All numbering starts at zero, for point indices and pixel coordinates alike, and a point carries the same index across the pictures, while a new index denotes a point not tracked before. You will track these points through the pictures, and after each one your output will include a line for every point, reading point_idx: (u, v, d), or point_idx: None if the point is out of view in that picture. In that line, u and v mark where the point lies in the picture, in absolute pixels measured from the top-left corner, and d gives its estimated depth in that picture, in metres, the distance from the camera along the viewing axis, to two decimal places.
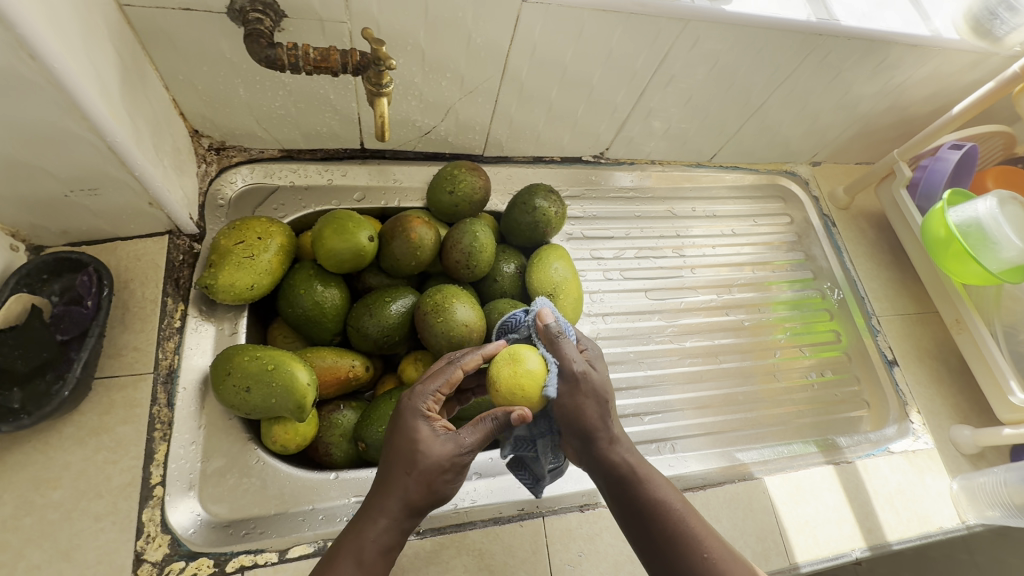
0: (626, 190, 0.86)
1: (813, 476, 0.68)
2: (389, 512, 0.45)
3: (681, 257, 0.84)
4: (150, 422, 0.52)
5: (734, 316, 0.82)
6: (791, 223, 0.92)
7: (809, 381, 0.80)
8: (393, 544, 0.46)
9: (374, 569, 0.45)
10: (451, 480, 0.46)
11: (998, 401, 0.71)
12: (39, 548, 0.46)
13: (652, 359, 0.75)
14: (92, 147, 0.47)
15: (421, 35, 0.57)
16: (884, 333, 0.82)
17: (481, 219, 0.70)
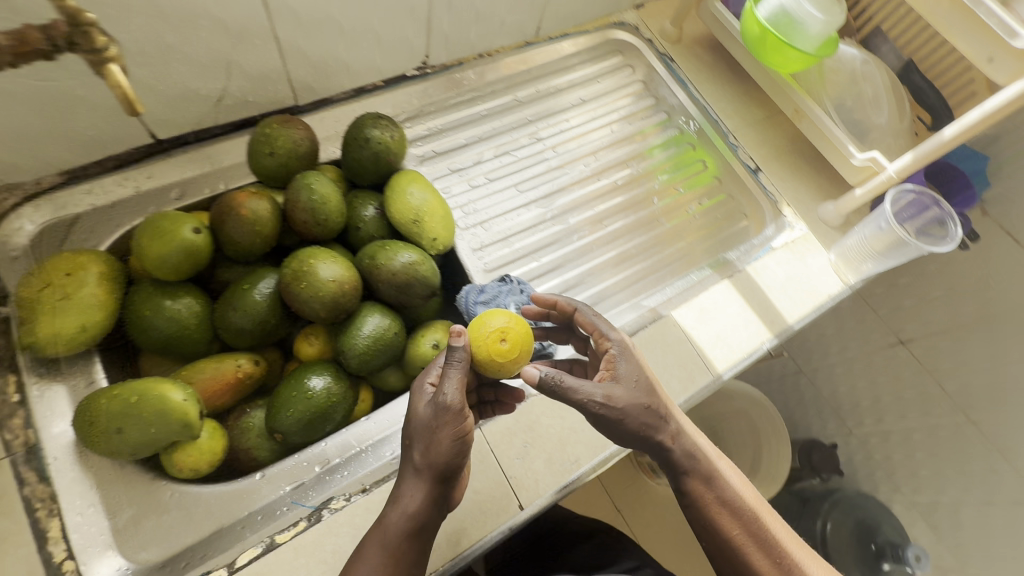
0: (468, 92, 0.82)
1: (713, 294, 0.73)
2: (406, 492, 0.48)
3: (540, 141, 0.83)
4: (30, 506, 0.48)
5: (608, 179, 0.83)
6: (634, 73, 0.92)
7: (690, 214, 0.83)
8: (416, 526, 0.47)
9: (394, 546, 0.47)
10: (448, 451, 0.46)
11: (846, 170, 0.77)
12: None
13: (543, 248, 0.75)
14: None
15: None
16: (742, 146, 0.86)
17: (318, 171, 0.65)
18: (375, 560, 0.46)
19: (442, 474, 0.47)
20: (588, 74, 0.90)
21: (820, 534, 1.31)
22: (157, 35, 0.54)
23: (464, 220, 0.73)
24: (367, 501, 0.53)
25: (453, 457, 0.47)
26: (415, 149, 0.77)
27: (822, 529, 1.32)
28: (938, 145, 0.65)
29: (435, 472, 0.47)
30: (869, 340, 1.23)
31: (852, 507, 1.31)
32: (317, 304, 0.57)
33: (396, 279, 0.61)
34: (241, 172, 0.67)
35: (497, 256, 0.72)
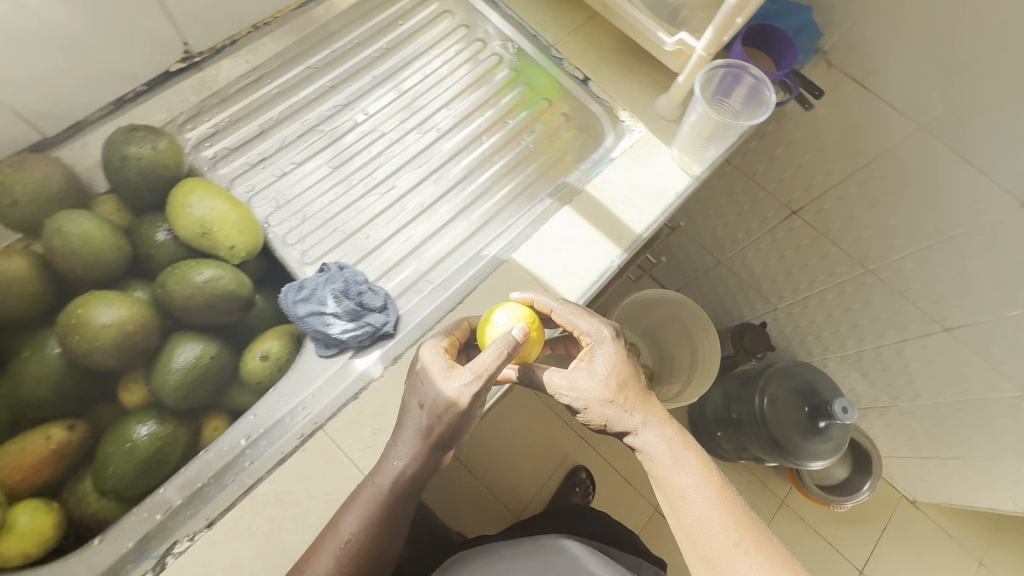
0: (244, 76, 0.74)
1: (553, 226, 0.70)
2: (403, 460, 0.53)
3: (347, 107, 0.76)
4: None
5: (432, 129, 0.77)
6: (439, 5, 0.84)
7: (523, 145, 0.78)
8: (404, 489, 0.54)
9: (368, 500, 0.52)
10: (453, 416, 0.53)
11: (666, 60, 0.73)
12: None
13: (369, 223, 0.70)
14: None
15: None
16: (566, 57, 0.81)
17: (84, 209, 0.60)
18: (348, 515, 0.51)
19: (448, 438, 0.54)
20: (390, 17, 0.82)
21: (759, 412, 1.35)
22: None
23: (275, 215, 0.68)
24: (213, 534, 0.51)
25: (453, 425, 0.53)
26: (205, 153, 0.70)
27: (760, 405, 1.36)
28: (729, 12, 0.60)
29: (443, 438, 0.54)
30: (767, 218, 1.24)
31: (785, 377, 1.36)
32: (113, 343, 0.55)
33: (193, 298, 0.58)
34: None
35: (319, 244, 0.67)
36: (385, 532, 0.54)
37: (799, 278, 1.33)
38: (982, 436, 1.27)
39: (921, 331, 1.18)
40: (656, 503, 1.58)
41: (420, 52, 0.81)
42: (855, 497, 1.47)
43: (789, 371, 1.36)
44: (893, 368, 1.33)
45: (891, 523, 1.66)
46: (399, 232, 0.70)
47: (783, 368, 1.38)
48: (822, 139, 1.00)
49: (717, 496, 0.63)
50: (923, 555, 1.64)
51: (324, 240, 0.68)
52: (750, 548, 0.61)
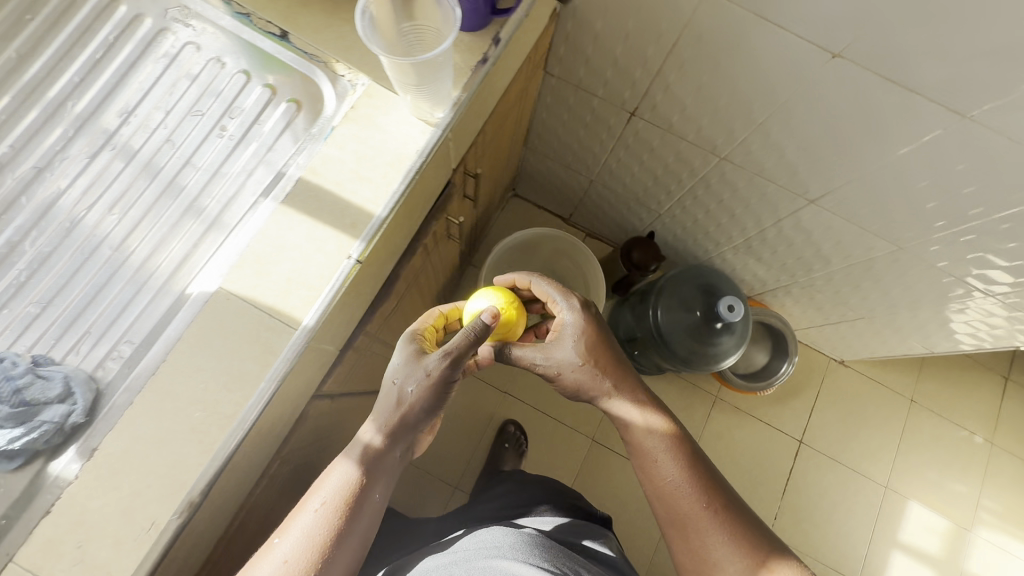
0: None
1: (266, 234, 0.58)
2: (393, 422, 0.71)
3: (35, 169, 0.68)
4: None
5: (136, 169, 0.69)
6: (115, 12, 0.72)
7: (234, 154, 0.69)
8: (385, 454, 0.70)
9: (343, 496, 0.66)
10: (421, 389, 0.70)
11: None
12: None
13: (83, 298, 0.65)
14: None
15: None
16: (256, 16, 0.66)
17: None
18: (319, 507, 0.66)
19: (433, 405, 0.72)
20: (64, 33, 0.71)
21: (655, 321, 1.32)
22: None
23: None
24: None
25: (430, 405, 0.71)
26: None
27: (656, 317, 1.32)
28: None
29: (431, 406, 0.71)
30: (611, 126, 1.11)
31: (679, 285, 1.32)
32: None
33: None
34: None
35: (27, 320, 0.63)
36: (366, 509, 0.67)
37: (668, 181, 1.23)
38: (877, 294, 1.23)
39: (791, 208, 1.10)
40: (593, 434, 1.57)
41: (104, 76, 0.71)
42: (776, 379, 1.48)
43: (681, 278, 1.33)
44: (782, 248, 1.27)
45: (824, 388, 1.69)
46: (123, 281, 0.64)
47: (677, 276, 1.34)
48: (621, 31, 0.86)
49: (689, 483, 0.76)
50: (858, 408, 1.69)
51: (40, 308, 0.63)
52: (718, 509, 0.75)
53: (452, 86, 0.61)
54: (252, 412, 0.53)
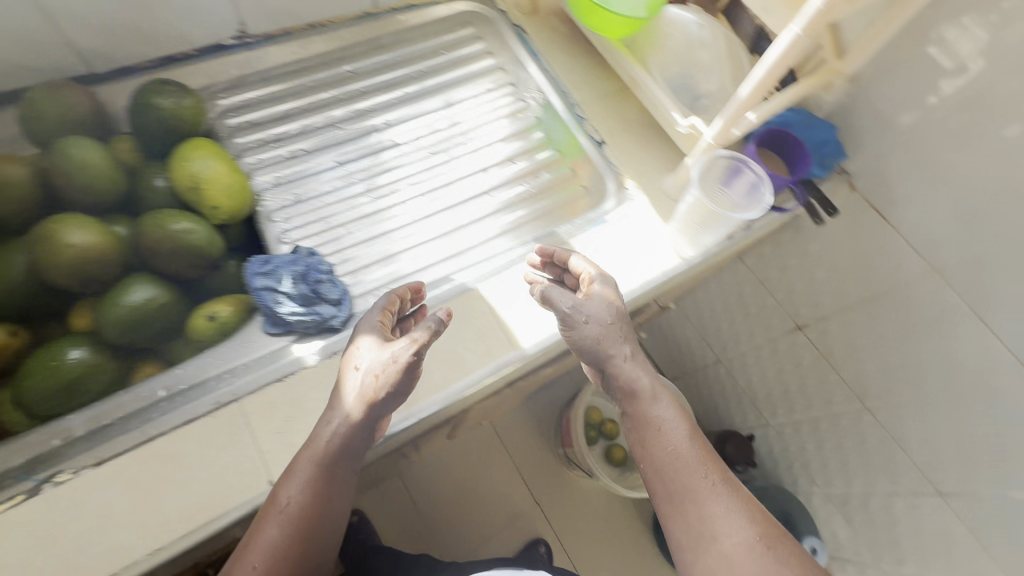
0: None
1: (530, 268, 0.70)
2: (332, 438, 0.53)
3: (385, 128, 0.79)
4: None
5: (444, 157, 0.79)
6: (495, 61, 0.87)
7: (526, 188, 0.79)
8: (338, 453, 0.53)
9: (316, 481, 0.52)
10: (397, 371, 0.54)
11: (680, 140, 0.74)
12: None
13: (358, 229, 0.72)
14: None
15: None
16: (588, 118, 0.82)
17: (24, 160, 0.59)
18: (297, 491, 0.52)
19: (407, 381, 0.55)
20: (393, 56, 0.84)
21: None
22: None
23: (293, 214, 0.71)
24: (97, 474, 0.51)
25: (405, 380, 0.55)
26: (230, 120, 0.74)
27: None
28: (738, 104, 0.61)
29: (382, 404, 0.54)
30: (769, 327, 1.18)
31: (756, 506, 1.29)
32: (70, 260, 0.55)
33: (166, 247, 0.60)
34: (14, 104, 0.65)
35: (330, 228, 0.71)
36: (333, 463, 0.53)
37: (797, 399, 1.19)
38: None
39: None
40: None
41: (482, 97, 0.85)
42: None
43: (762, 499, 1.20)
44: None
45: None
46: (351, 239, 0.71)
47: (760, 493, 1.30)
48: (834, 259, 0.94)
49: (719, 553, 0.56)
50: None
51: (298, 221, 0.70)
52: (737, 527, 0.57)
53: (711, 241, 0.74)
54: (459, 392, 0.61)
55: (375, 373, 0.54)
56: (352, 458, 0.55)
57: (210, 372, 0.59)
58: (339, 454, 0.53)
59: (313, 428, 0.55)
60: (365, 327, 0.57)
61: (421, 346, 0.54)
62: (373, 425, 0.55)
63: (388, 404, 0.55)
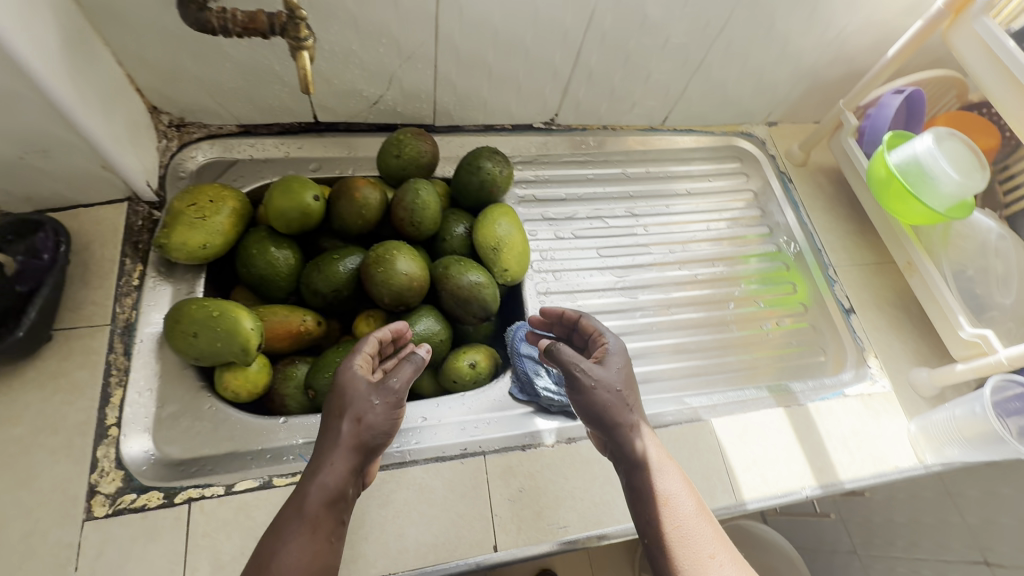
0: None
1: (762, 417, 0.69)
2: (324, 484, 0.47)
3: (643, 229, 0.84)
4: (108, 346, 0.56)
5: (689, 270, 0.82)
6: (754, 196, 0.90)
7: (764, 330, 0.79)
8: (337, 495, 0.47)
9: (319, 520, 0.46)
10: (357, 434, 0.49)
11: (953, 341, 0.72)
12: (20, 495, 0.49)
13: (604, 317, 0.76)
14: (69, 147, 0.54)
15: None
16: (840, 283, 0.82)
17: (380, 185, 0.70)
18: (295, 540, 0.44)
19: (378, 434, 0.51)
20: (663, 170, 0.90)
21: None
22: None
23: (554, 286, 0.76)
24: None
25: (391, 419, 0.52)
26: (518, 189, 0.83)
27: None
28: None
29: (360, 450, 0.50)
30: None
31: None
32: (396, 286, 0.63)
33: (461, 294, 0.66)
34: (374, 134, 0.78)
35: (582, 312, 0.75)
36: (322, 508, 0.46)
37: None
38: None
39: None
40: None
41: (734, 226, 0.87)
42: None
43: None
44: None
45: None
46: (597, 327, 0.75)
47: None
48: None
49: None
50: None
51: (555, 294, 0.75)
52: None
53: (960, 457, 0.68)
54: None
55: (355, 417, 0.50)
56: (341, 507, 0.48)
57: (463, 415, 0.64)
58: (331, 501, 0.47)
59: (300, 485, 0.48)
60: (351, 369, 0.53)
61: (371, 415, 0.50)
62: (352, 481, 0.49)
63: (361, 459, 0.50)
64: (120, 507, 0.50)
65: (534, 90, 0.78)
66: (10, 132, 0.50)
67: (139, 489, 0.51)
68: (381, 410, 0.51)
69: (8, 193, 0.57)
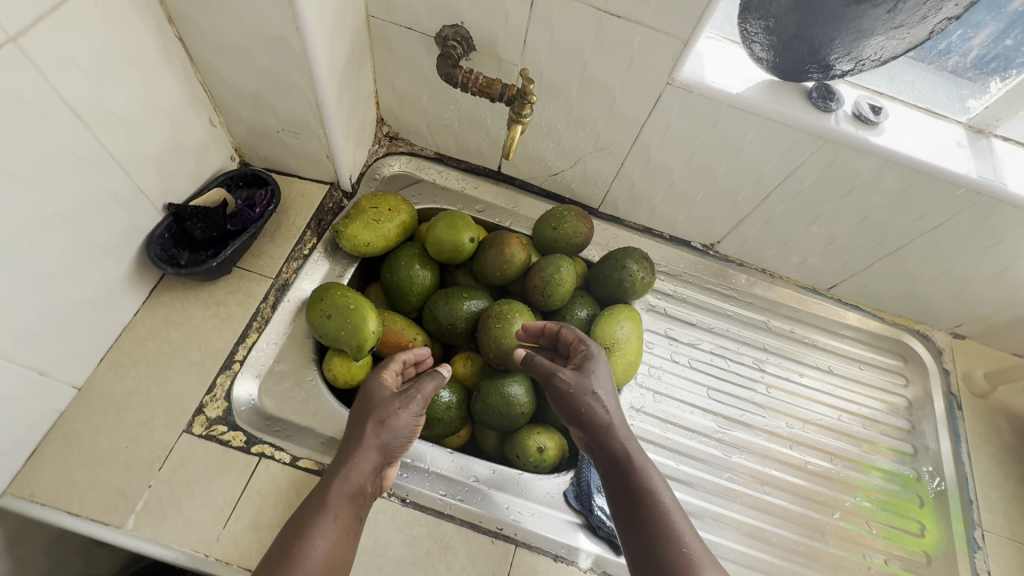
0: (942, 9, 0.53)
1: None
2: (351, 474, 0.50)
3: (765, 387, 0.78)
4: (264, 296, 0.66)
5: (799, 454, 0.74)
6: (907, 405, 0.79)
7: (867, 563, 0.67)
8: (359, 490, 0.50)
9: (340, 508, 0.48)
10: (379, 430, 0.53)
11: None
12: (153, 387, 0.58)
13: (688, 457, 0.70)
14: (313, 134, 0.66)
15: (589, 47, 0.59)
16: (985, 553, 0.68)
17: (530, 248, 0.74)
18: (321, 522, 0.47)
19: (399, 435, 0.54)
20: (809, 336, 0.83)
21: None
22: (577, 40, 0.59)
23: (649, 406, 0.73)
24: (397, 510, 0.58)
25: (412, 426, 0.54)
26: (652, 297, 0.81)
27: None
28: None
29: (383, 445, 0.53)
30: None
31: None
32: (505, 343, 0.66)
33: None
34: (541, 198, 0.83)
35: (669, 444, 0.71)
36: (347, 495, 0.49)
37: None
38: None
39: None
40: None
41: (870, 428, 0.77)
42: None
43: None
44: None
45: None
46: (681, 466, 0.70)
47: None
48: None
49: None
50: None
51: (647, 413, 0.72)
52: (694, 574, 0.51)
53: None
54: None
55: (380, 419, 0.53)
56: (359, 494, 0.50)
57: (512, 491, 0.63)
58: (352, 491, 0.50)
59: (319, 483, 0.51)
60: (376, 380, 0.58)
61: (397, 412, 0.54)
62: (371, 472, 0.52)
63: (382, 453, 0.53)
64: (211, 433, 0.57)
65: (706, 213, 0.77)
66: (282, 111, 0.63)
67: (231, 425, 0.58)
68: (404, 413, 0.54)
69: (255, 151, 0.70)
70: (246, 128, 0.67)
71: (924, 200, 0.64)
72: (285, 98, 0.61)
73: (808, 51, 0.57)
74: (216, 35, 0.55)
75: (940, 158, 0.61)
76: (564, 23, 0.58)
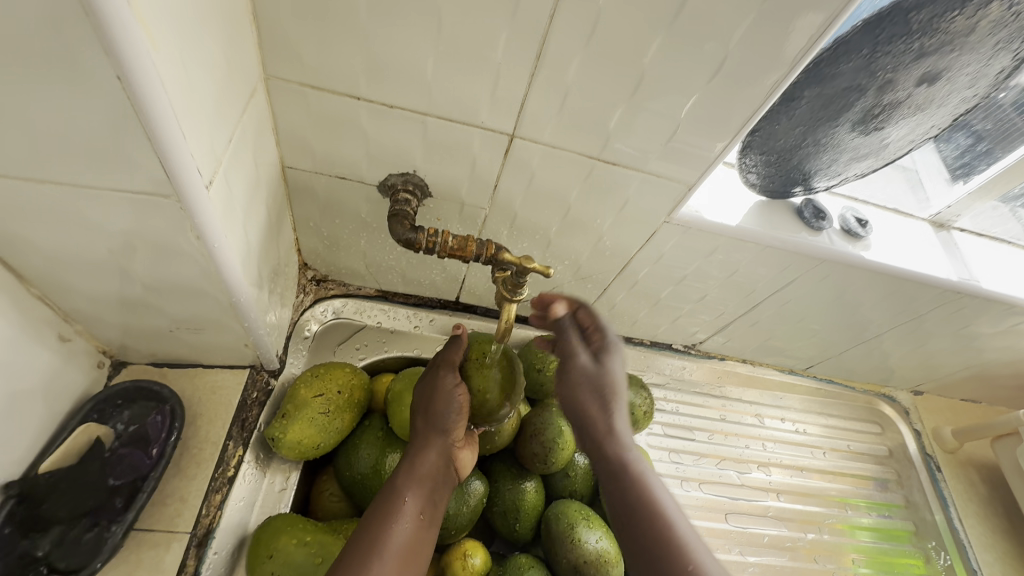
0: (926, 134, 0.50)
1: None
2: (413, 462, 0.52)
3: (774, 494, 0.74)
4: (179, 565, 0.46)
5: (823, 564, 0.70)
6: (894, 476, 0.80)
7: None
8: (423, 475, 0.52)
9: (407, 493, 0.50)
10: (425, 414, 0.54)
11: None
12: None
13: None
14: (221, 327, 0.48)
15: (575, 192, 0.49)
16: None
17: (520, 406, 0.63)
18: (391, 509, 0.49)
19: (449, 404, 0.54)
20: (795, 423, 0.81)
21: None
22: (561, 185, 0.49)
23: None
24: None
25: (455, 400, 0.54)
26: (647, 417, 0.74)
27: None
28: None
29: (431, 420, 0.53)
30: None
31: None
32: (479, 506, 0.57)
33: (584, 568, 0.55)
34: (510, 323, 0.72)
35: None
36: (410, 481, 0.51)
37: None
38: None
39: None
40: None
41: (871, 510, 0.76)
42: None
43: None
44: None
45: None
46: None
47: None
48: None
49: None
50: None
51: None
52: None
53: None
54: None
55: (425, 408, 0.54)
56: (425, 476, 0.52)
57: None
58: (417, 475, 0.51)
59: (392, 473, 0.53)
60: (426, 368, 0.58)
61: (437, 384, 0.54)
62: (432, 449, 0.53)
63: (439, 432, 0.53)
64: None
65: (690, 322, 0.72)
66: (176, 313, 0.45)
67: None
68: (446, 390, 0.54)
69: (135, 348, 0.51)
70: (116, 328, 0.47)
71: (907, 301, 0.64)
72: (178, 300, 0.43)
73: (801, 178, 0.53)
74: (57, 247, 0.36)
75: (925, 264, 0.60)
76: (546, 170, 0.47)
